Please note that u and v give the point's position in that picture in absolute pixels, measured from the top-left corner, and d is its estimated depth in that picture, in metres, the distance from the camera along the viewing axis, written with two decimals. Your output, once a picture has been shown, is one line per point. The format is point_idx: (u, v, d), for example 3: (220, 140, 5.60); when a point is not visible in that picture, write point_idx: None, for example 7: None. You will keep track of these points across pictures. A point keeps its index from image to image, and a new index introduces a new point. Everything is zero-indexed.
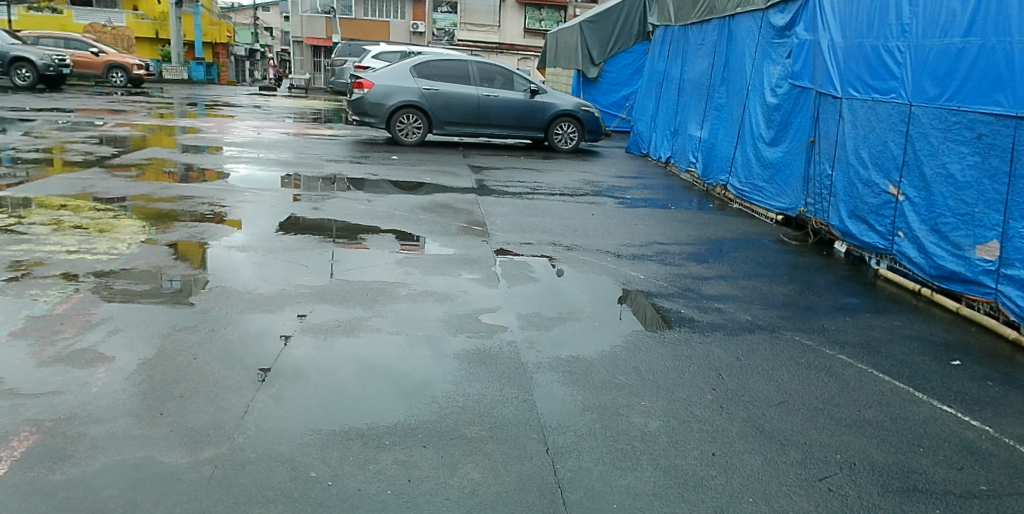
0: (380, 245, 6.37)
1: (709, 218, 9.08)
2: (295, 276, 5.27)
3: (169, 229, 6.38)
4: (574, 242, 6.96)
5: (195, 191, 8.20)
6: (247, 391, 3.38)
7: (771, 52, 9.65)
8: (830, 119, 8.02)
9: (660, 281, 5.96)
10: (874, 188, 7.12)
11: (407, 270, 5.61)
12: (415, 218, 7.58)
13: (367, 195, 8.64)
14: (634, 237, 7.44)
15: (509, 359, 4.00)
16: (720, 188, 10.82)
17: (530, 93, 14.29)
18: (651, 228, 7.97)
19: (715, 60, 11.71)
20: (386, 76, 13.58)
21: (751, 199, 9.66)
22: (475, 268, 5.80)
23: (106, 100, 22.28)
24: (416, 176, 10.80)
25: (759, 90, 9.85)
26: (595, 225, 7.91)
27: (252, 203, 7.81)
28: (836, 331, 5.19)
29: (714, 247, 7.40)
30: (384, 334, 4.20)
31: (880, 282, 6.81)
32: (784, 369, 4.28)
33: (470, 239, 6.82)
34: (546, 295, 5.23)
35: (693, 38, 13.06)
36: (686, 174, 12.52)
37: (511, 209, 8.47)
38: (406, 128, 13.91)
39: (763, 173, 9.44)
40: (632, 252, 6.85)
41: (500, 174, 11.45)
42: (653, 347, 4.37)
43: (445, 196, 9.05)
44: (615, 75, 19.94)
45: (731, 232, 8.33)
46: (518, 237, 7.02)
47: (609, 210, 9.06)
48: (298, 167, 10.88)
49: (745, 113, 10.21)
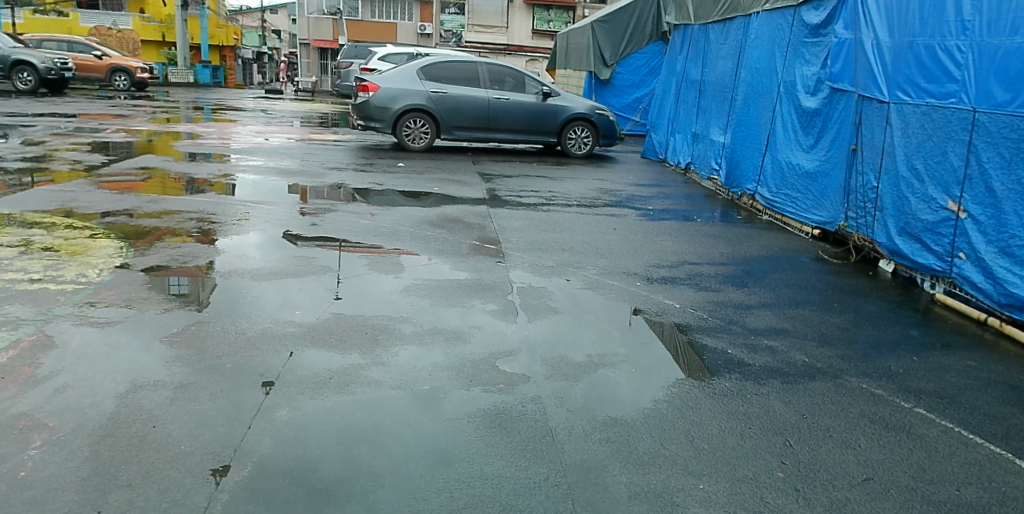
0: (382, 267, 5.69)
1: (739, 232, 8.39)
2: (284, 309, 4.63)
3: (149, 252, 5.72)
4: (598, 263, 6.29)
5: (185, 205, 7.56)
6: (226, 461, 2.90)
7: (805, 52, 8.93)
8: (875, 125, 7.31)
9: (698, 311, 5.29)
10: (930, 203, 6.43)
11: (412, 299, 4.95)
12: (422, 235, 6.92)
13: (371, 208, 8.00)
14: (663, 256, 6.75)
15: (533, 422, 3.37)
16: (747, 198, 10.12)
17: (542, 96, 13.60)
18: (679, 245, 7.30)
19: (740, 60, 10.99)
20: (392, 78, 12.93)
21: (784, 210, 8.97)
22: (489, 296, 5.12)
23: (107, 104, 21.72)
24: (424, 185, 10.15)
25: (791, 93, 9.13)
26: (619, 242, 7.23)
27: (247, 217, 7.17)
28: (905, 376, 4.50)
29: (752, 267, 6.71)
30: (385, 391, 3.57)
31: (937, 309, 6.11)
32: (855, 434, 3.65)
33: (483, 260, 6.15)
34: (573, 331, 4.57)
35: (714, 37, 12.35)
36: (707, 182, 11.83)
37: (526, 223, 7.80)
38: (413, 132, 13.31)
39: (797, 184, 8.74)
40: (662, 274, 6.17)
41: (513, 182, 10.79)
42: (702, 406, 3.73)
43: (455, 209, 8.40)
44: (628, 76, 19.28)
45: (765, 247, 7.64)
46: (537, 256, 6.35)
47: (632, 223, 8.38)
48: (298, 176, 10.26)
49: (775, 117, 9.50)
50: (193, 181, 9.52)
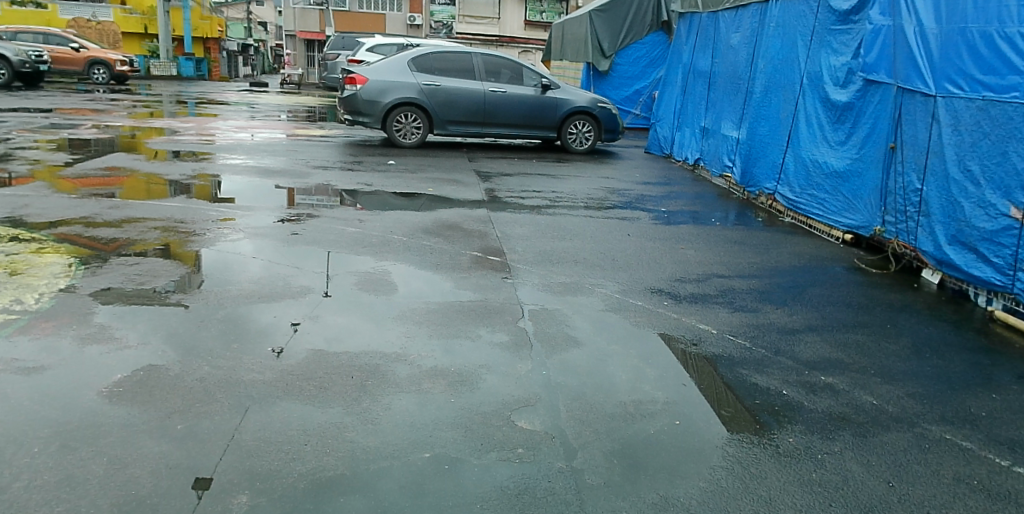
0: (371, 288, 4.93)
1: (764, 236, 7.68)
2: (252, 345, 3.87)
3: (102, 271, 4.96)
4: (617, 278, 5.56)
5: (150, 210, 6.77)
6: (206, 475, 2.68)
7: (833, 40, 8.23)
8: (919, 121, 6.61)
9: (738, 338, 4.57)
10: (988, 209, 5.73)
11: (407, 328, 4.20)
12: (417, 245, 6.17)
13: (359, 214, 7.24)
14: (687, 268, 6.03)
15: (562, 506, 2.65)
16: (765, 198, 9.41)
17: (542, 89, 12.85)
18: (703, 253, 6.59)
19: (755, 49, 10.26)
20: (382, 70, 12.17)
21: (810, 212, 8.28)
22: (497, 324, 4.39)
23: (83, 98, 20.85)
24: (417, 185, 9.40)
25: (818, 85, 8.42)
26: (636, 251, 6.51)
27: (219, 225, 6.40)
28: (992, 422, 3.79)
29: (786, 281, 6.00)
30: (375, 462, 2.83)
31: (998, 328, 5.40)
32: (958, 509, 2.93)
33: (487, 276, 5.41)
34: (599, 372, 3.84)
35: (725, 26, 11.63)
36: (720, 179, 11.11)
37: (532, 230, 7.06)
38: (404, 128, 12.53)
39: (826, 184, 8.05)
40: (691, 291, 5.45)
41: (512, 182, 10.04)
42: (767, 476, 3.00)
43: (452, 213, 7.65)
44: (627, 67, 18.51)
45: (795, 255, 6.92)
46: (548, 271, 5.61)
47: (646, 227, 7.65)
48: (281, 175, 9.48)
49: (798, 111, 8.81)
50: (178, 181, 8.74)
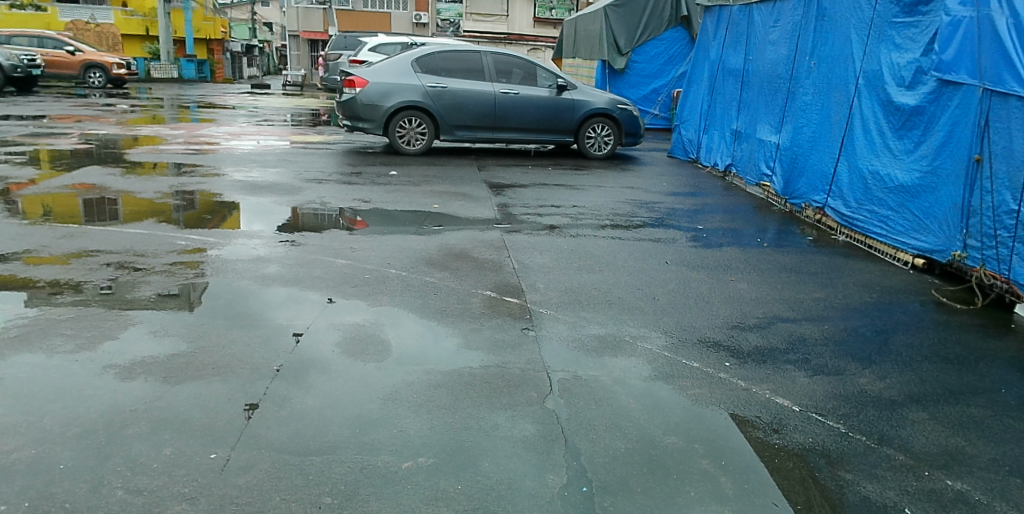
0: (358, 350, 3.92)
1: (821, 261, 6.64)
2: (189, 451, 2.89)
3: (23, 329, 3.97)
4: (662, 327, 4.54)
5: (105, 241, 5.78)
6: None
7: (896, 35, 7.25)
8: (1015, 130, 5.62)
9: (828, 420, 3.56)
10: None
11: (400, 417, 3.22)
12: (416, 282, 5.16)
13: (352, 241, 6.25)
14: (744, 310, 5.01)
15: None
16: (813, 211, 8.40)
17: (557, 89, 11.83)
18: (758, 288, 5.56)
19: (798, 45, 9.25)
20: (383, 72, 11.20)
21: (870, 231, 7.29)
22: (518, 405, 3.40)
23: (74, 104, 19.94)
24: (421, 200, 8.39)
25: (879, 85, 7.42)
26: (679, 285, 5.49)
27: (183, 259, 5.40)
28: None
29: (865, 327, 4.97)
30: None
31: None
32: None
33: (502, 327, 4.40)
34: (658, 486, 2.85)
35: (760, 20, 10.60)
36: (756, 189, 10.08)
37: (554, 258, 6.04)
38: (408, 134, 11.53)
39: (889, 200, 7.07)
40: (754, 344, 4.43)
41: (527, 194, 9.04)
42: None
43: (459, 237, 6.64)
44: (644, 65, 17.47)
45: (864, 287, 5.87)
46: (577, 318, 4.60)
47: (685, 252, 6.63)
48: (269, 190, 8.51)
49: (853, 115, 7.82)
50: (178, 200, 7.84)
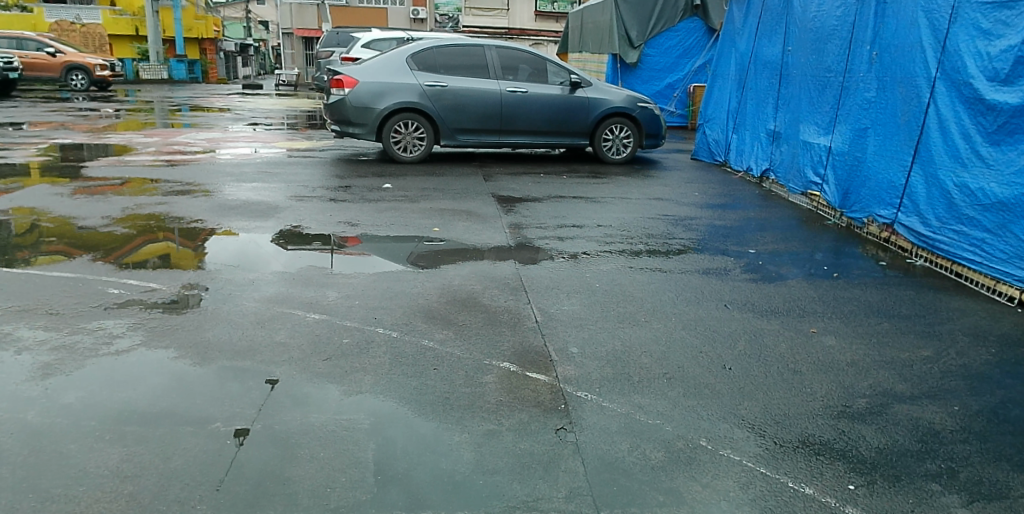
0: (319, 483, 2.70)
1: (909, 299, 5.41)
2: None
3: None
4: (747, 422, 3.32)
5: (13, 293, 4.54)
6: None
7: (983, 18, 6.02)
8: None
9: None
10: None
11: None
12: (410, 350, 3.93)
13: (329, 282, 5.03)
14: (844, 385, 3.80)
15: None
16: (880, 229, 7.15)
17: (570, 87, 10.58)
18: (851, 346, 4.33)
19: (852, 32, 7.99)
20: (375, 70, 9.98)
21: (957, 256, 6.04)
22: None
23: (48, 108, 18.67)
24: (418, 220, 7.16)
25: (962, 79, 6.18)
26: (751, 344, 4.26)
27: (111, 319, 4.15)
28: None
29: (1005, 405, 3.75)
30: None
31: None
32: None
33: (528, 425, 3.18)
34: None
35: (799, 5, 9.35)
36: (801, 198, 8.84)
37: (584, 303, 4.82)
38: (404, 139, 10.32)
39: (983, 219, 5.84)
40: (876, 447, 3.21)
41: (542, 210, 7.81)
42: None
43: (465, 274, 5.41)
44: (658, 59, 16.22)
45: (978, 340, 4.64)
46: (630, 408, 3.37)
47: (743, 288, 5.39)
48: (241, 210, 7.28)
49: (927, 115, 6.58)
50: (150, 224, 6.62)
